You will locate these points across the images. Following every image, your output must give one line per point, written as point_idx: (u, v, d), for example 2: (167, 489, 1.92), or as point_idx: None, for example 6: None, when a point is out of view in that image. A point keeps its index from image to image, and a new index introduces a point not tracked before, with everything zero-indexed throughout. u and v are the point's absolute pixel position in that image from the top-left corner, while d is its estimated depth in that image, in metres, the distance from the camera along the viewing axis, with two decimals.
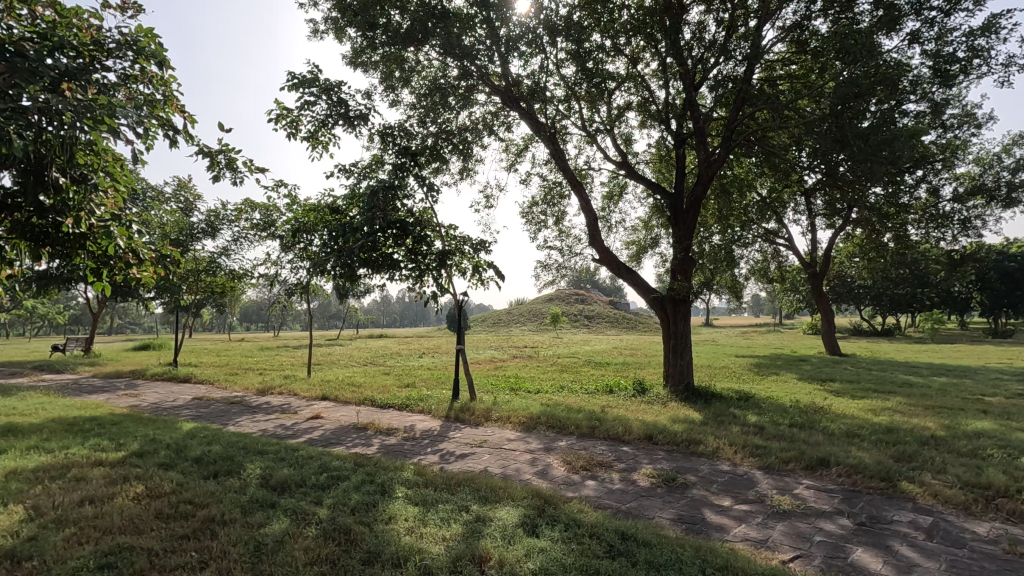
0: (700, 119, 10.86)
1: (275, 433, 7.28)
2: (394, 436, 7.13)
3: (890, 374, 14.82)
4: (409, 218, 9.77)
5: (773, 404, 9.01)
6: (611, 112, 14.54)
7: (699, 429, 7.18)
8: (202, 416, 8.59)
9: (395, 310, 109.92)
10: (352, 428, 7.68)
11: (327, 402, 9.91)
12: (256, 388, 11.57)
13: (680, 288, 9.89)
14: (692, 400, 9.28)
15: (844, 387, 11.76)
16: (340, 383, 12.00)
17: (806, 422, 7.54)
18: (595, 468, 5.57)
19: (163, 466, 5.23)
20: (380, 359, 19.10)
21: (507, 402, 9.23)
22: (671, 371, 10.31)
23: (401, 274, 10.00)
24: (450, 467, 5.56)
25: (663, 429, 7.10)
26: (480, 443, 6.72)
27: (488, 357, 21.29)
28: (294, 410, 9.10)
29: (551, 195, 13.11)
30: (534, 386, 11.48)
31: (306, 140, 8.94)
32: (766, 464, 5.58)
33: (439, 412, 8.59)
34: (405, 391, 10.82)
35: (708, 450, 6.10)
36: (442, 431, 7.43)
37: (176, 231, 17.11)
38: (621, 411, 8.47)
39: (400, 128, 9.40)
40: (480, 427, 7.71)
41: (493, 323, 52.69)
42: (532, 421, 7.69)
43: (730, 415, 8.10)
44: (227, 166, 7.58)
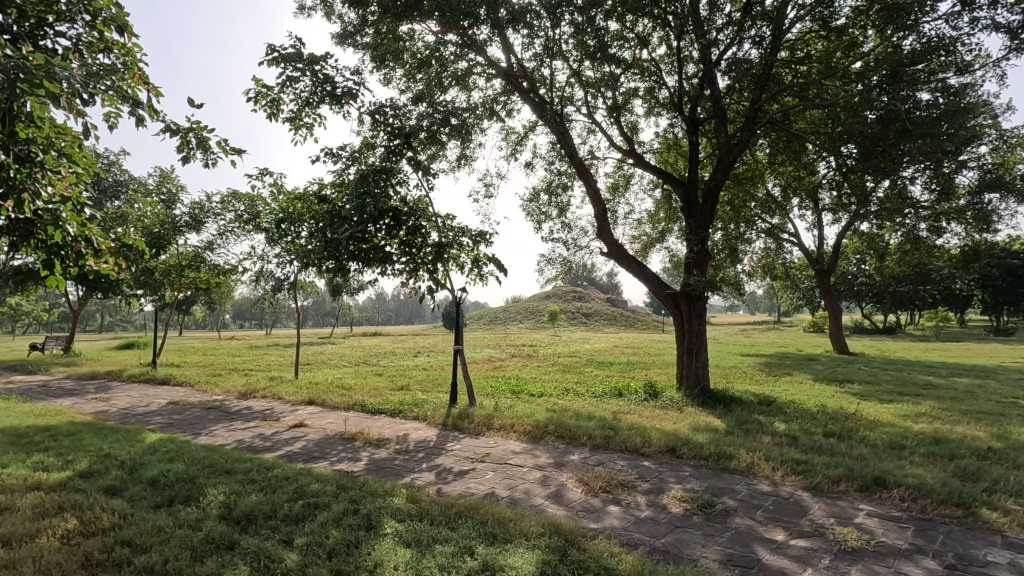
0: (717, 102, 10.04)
1: (252, 445, 6.49)
2: (384, 448, 6.35)
3: (910, 374, 14.09)
4: (403, 207, 8.97)
5: (799, 410, 8.28)
6: (617, 100, 13.79)
7: (727, 439, 6.44)
8: (172, 425, 7.77)
9: (390, 308, 108.94)
10: (338, 438, 6.89)
11: (313, 407, 9.11)
12: (239, 391, 10.75)
13: (696, 283, 9.13)
14: (711, 405, 8.53)
15: (869, 390, 11.00)
16: (330, 385, 11.19)
17: (842, 431, 6.81)
18: (617, 489, 4.82)
19: (111, 491, 4.43)
20: (373, 359, 18.25)
21: (509, 407, 8.46)
22: (685, 373, 9.58)
23: (394, 268, 9.21)
24: (449, 490, 4.79)
25: (686, 440, 6.34)
26: (482, 457, 5.95)
27: (485, 356, 20.45)
28: (276, 417, 8.30)
29: (554, 185, 12.36)
30: (537, 389, 10.71)
31: (288, 122, 8.12)
32: (814, 485, 4.83)
33: (437, 418, 7.82)
34: (399, 394, 10.02)
35: (743, 467, 5.35)
36: (439, 442, 6.67)
37: (156, 224, 16.24)
38: (635, 418, 7.71)
39: (394, 108, 8.55)
40: (482, 437, 6.93)
41: (490, 321, 51.86)
42: (539, 431, 6.92)
43: (756, 423, 7.36)
44: (199, 146, 6.85)
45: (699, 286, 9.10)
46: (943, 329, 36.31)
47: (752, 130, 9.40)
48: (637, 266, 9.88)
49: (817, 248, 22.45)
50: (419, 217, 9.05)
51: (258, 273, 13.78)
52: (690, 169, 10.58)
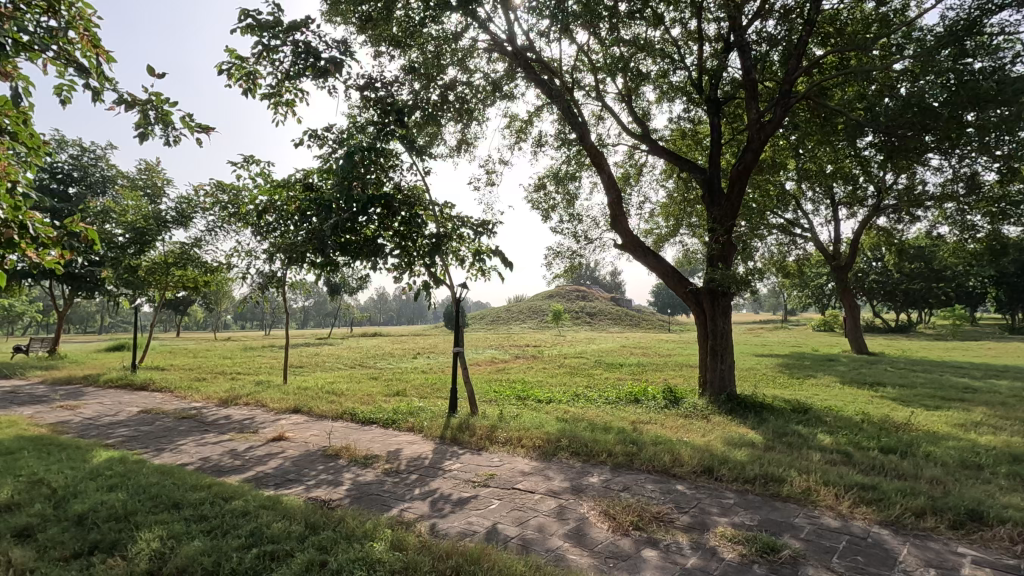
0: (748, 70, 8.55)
1: (218, 465, 5.60)
2: (372, 469, 5.45)
3: (942, 376, 13.21)
4: (397, 194, 8.09)
5: (841, 420, 7.38)
6: (627, 84, 12.94)
7: (770, 456, 5.55)
8: (136, 438, 6.88)
9: (392, 308, 108.14)
10: (320, 455, 6.01)
11: (298, 417, 8.22)
12: (220, 398, 9.87)
13: (721, 278, 8.21)
14: (740, 414, 7.63)
15: (907, 394, 10.10)
16: (320, 391, 10.31)
17: (901, 446, 5.91)
18: (651, 526, 3.93)
19: (24, 534, 3.55)
20: (370, 361, 17.37)
21: (515, 416, 7.58)
22: (709, 378, 8.69)
23: (387, 264, 8.34)
24: (445, 527, 3.90)
25: (724, 458, 5.44)
26: (485, 480, 5.06)
27: (487, 357, 19.56)
28: (255, 428, 7.43)
29: (560, 175, 11.51)
30: (545, 394, 9.82)
31: (267, 98, 7.22)
32: (893, 520, 3.94)
33: (434, 430, 6.94)
34: (393, 401, 9.14)
35: (798, 494, 4.46)
36: (435, 461, 5.77)
37: (141, 220, 15.24)
38: (658, 430, 6.81)
39: (387, 83, 7.64)
40: (484, 454, 6.04)
41: (492, 321, 50.84)
42: (551, 446, 6.03)
43: (797, 436, 6.47)
44: (160, 123, 5.91)
45: (725, 281, 8.23)
46: (957, 328, 35.42)
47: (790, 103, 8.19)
48: (655, 259, 8.96)
49: (833, 244, 21.52)
50: (412, 206, 8.13)
51: (246, 271, 12.84)
52: (712, 153, 9.71)
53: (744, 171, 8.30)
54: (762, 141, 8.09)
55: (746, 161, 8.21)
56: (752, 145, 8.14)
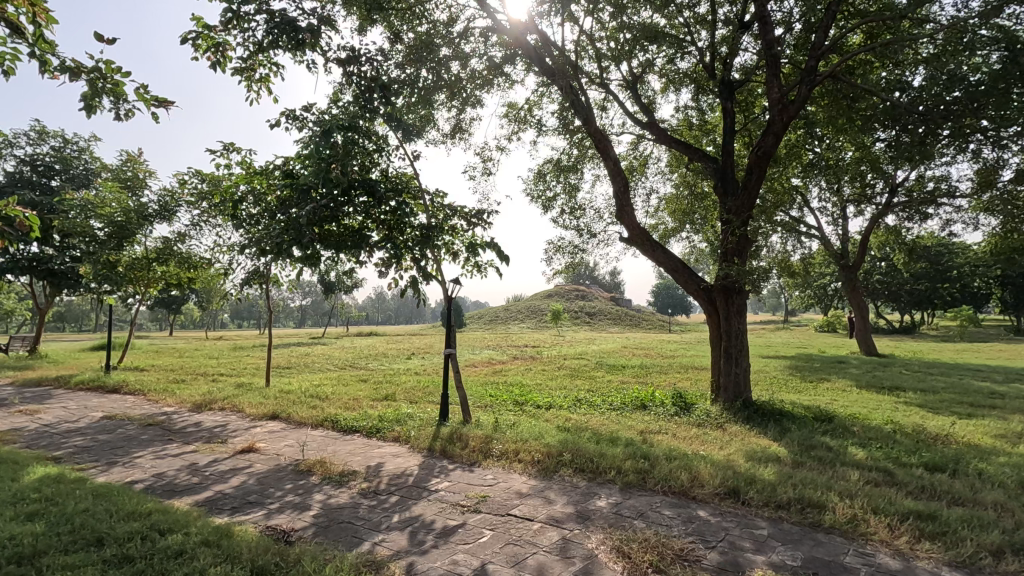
0: (772, 42, 7.45)
1: (172, 484, 4.91)
2: (346, 489, 4.76)
3: (963, 380, 12.55)
4: (384, 180, 7.40)
5: (869, 429, 6.72)
6: (632, 72, 12.29)
7: (801, 474, 4.87)
8: (89, 449, 6.17)
9: (390, 307, 107.37)
10: (290, 471, 5.32)
11: (275, 424, 7.54)
12: (195, 402, 9.18)
13: (735, 273, 7.53)
14: (758, 423, 6.95)
15: (934, 400, 9.43)
16: (303, 394, 9.63)
17: (947, 462, 5.24)
18: (674, 567, 3.24)
19: None
20: (362, 361, 16.68)
21: (512, 425, 6.88)
22: (722, 382, 8.01)
23: (371, 257, 7.63)
24: (425, 569, 3.21)
25: (749, 476, 4.76)
26: (475, 504, 4.37)
27: (484, 358, 18.85)
28: (224, 437, 6.73)
29: (561, 166, 10.86)
30: (544, 399, 9.15)
31: (238, 73, 6.56)
32: (966, 561, 3.27)
33: (422, 442, 6.24)
34: (381, 406, 8.45)
35: (843, 524, 3.79)
36: (419, 479, 5.07)
37: (120, 213, 14.47)
38: (671, 442, 6.12)
39: (373, 57, 6.93)
40: (476, 470, 5.35)
41: (489, 321, 50.12)
42: (551, 461, 5.35)
43: (826, 449, 5.80)
44: (112, 95, 5.16)
45: (737, 275, 7.56)
46: (965, 329, 34.78)
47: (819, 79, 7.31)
48: (664, 253, 8.31)
49: (842, 243, 20.85)
50: (402, 192, 7.42)
51: (228, 267, 12.11)
52: (724, 140, 9.10)
53: (764, 156, 7.62)
54: (784, 123, 7.42)
55: (766, 145, 7.53)
56: (773, 127, 7.47)
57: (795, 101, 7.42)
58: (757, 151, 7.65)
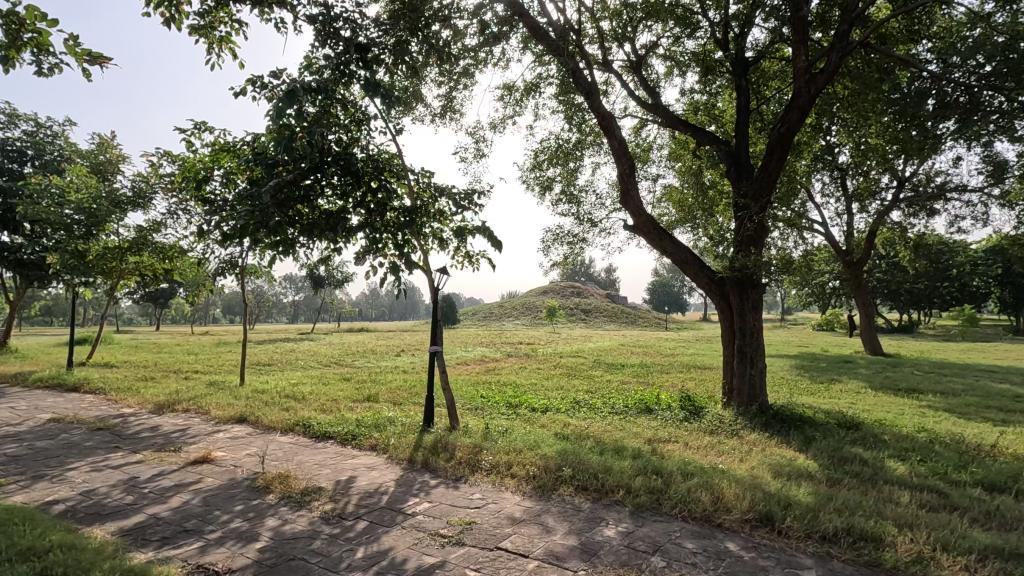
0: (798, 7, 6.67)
1: (101, 504, 4.15)
2: (305, 512, 4.00)
3: (981, 382, 11.92)
4: (362, 158, 6.61)
5: (903, 439, 6.03)
6: (635, 53, 11.56)
7: (842, 495, 4.16)
8: (19, 458, 5.39)
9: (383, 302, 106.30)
10: (245, 487, 4.58)
11: (240, 429, 6.77)
12: (158, 402, 8.36)
13: (753, 264, 6.80)
14: (779, 432, 6.24)
15: (958, 404, 8.78)
16: (277, 395, 8.84)
17: (1003, 481, 4.56)
18: None
19: None
20: (348, 358, 15.88)
21: (505, 432, 6.15)
22: (734, 385, 7.32)
23: (348, 243, 6.85)
24: None
25: (784, 499, 4.03)
26: (458, 534, 3.63)
27: (477, 356, 18.08)
28: (179, 444, 5.95)
29: (559, 151, 10.13)
30: (540, 401, 8.40)
31: (195, 32, 5.78)
32: None
33: (401, 452, 5.49)
34: (360, 409, 7.69)
35: (909, 566, 3.08)
36: (394, 499, 4.33)
37: (90, 200, 13.49)
38: (685, 454, 5.39)
39: (352, 18, 6.15)
40: (461, 487, 4.61)
41: (482, 317, 49.22)
42: (549, 478, 4.62)
43: (861, 463, 5.09)
44: (39, 51, 4.42)
45: (750, 266, 6.88)
46: (966, 328, 34.26)
47: (852, 48, 6.52)
48: (671, 242, 7.59)
49: (847, 239, 20.21)
50: (383, 171, 6.67)
51: (203, 257, 11.26)
52: (737, 121, 8.44)
53: (786, 134, 6.86)
54: (810, 96, 6.66)
55: (790, 120, 6.77)
56: (798, 101, 6.71)
57: (823, 71, 6.66)
58: (780, 127, 6.89)
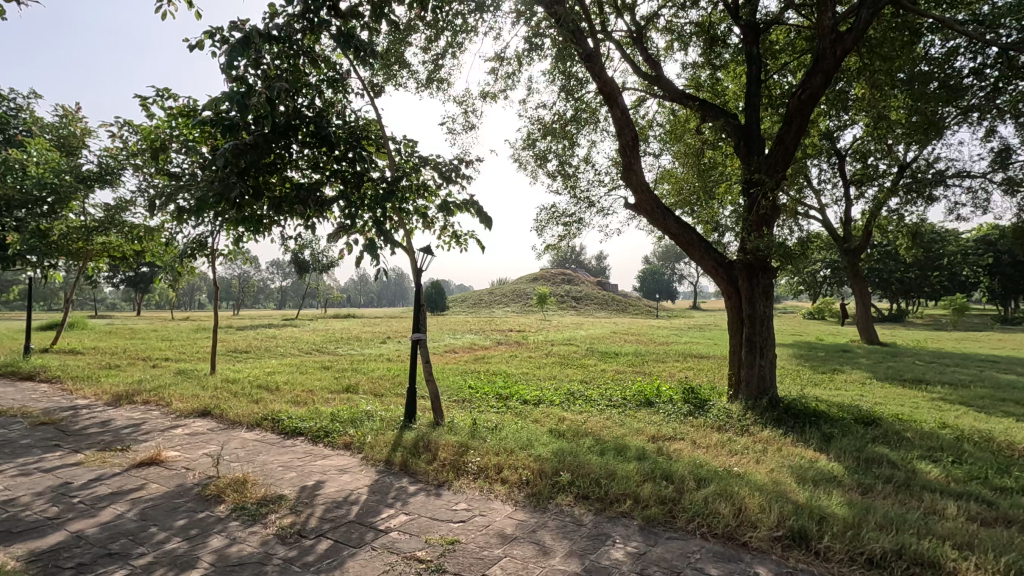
0: None
1: (15, 519, 3.50)
2: (258, 530, 3.39)
3: (987, 372, 11.56)
4: (337, 124, 5.89)
5: (928, 436, 5.54)
6: (635, 23, 10.85)
7: (881, 506, 3.63)
8: None
9: (371, 289, 105.17)
10: (194, 495, 3.95)
11: (201, 424, 6.12)
12: (116, 393, 7.67)
13: (768, 245, 6.22)
14: (793, 429, 5.72)
15: (971, 396, 8.35)
16: (248, 385, 8.18)
17: None
18: None
19: None
20: (331, 346, 15.20)
21: (495, 428, 5.57)
22: (742, 376, 6.81)
23: (322, 219, 6.16)
24: None
25: (817, 511, 3.49)
26: (439, 557, 3.05)
27: (465, 343, 17.49)
28: (128, 443, 5.29)
29: (555, 126, 9.46)
30: (532, 392, 7.83)
31: None
32: None
33: (378, 452, 4.89)
34: (337, 402, 7.07)
35: None
36: (365, 510, 3.73)
37: (51, 175, 12.26)
38: (695, 456, 4.83)
39: None
40: (444, 495, 4.02)
41: (472, 304, 48.57)
42: (545, 484, 4.05)
43: (890, 466, 4.58)
44: None
45: (761, 248, 6.32)
46: (957, 318, 34.15)
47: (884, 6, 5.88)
48: (676, 222, 7.01)
49: (844, 226, 19.81)
50: (360, 139, 5.98)
51: (171, 238, 10.45)
52: (747, 93, 7.82)
53: (807, 101, 6.25)
54: (836, 59, 6.03)
55: (812, 86, 6.15)
56: (821, 64, 6.10)
57: (850, 30, 6.02)
58: (800, 94, 6.27)
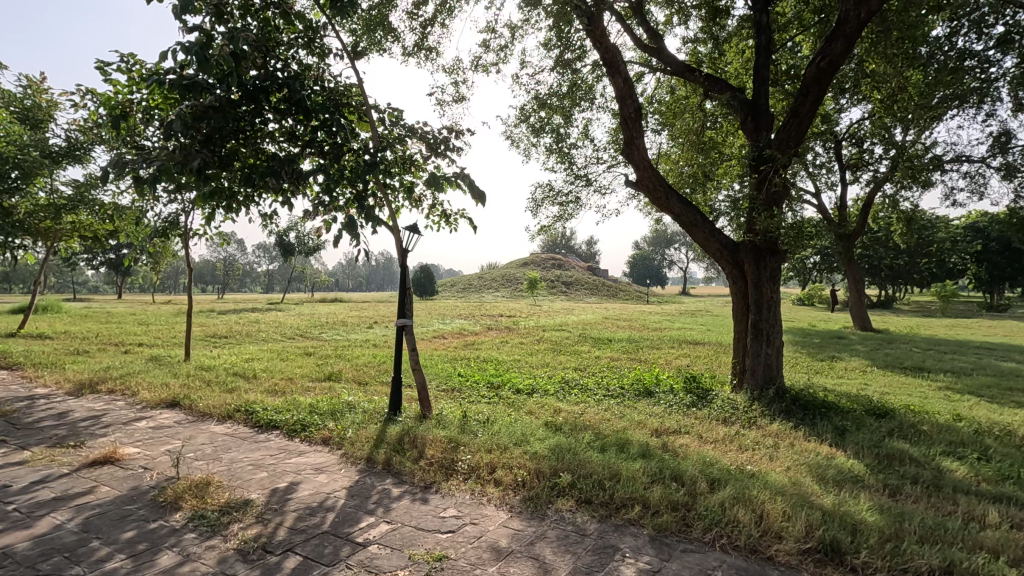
0: None
1: None
2: (216, 545, 2.95)
3: (986, 360, 11.34)
4: (315, 88, 5.35)
5: (945, 430, 5.23)
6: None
7: (916, 512, 3.29)
8: None
9: (360, 273, 104.08)
10: (148, 500, 3.51)
11: (168, 416, 5.66)
12: (79, 381, 7.16)
13: (780, 225, 5.82)
14: (804, 422, 5.38)
15: (976, 385, 8.10)
16: (224, 374, 7.69)
17: None
18: None
19: None
20: (315, 331, 14.67)
21: (487, 421, 5.17)
22: (747, 365, 6.45)
23: (299, 194, 5.64)
24: None
25: (847, 518, 3.13)
26: None
27: (455, 328, 17.07)
28: (83, 438, 4.81)
29: (551, 102, 8.95)
30: (525, 381, 7.46)
31: None
32: None
33: (359, 449, 4.47)
34: (318, 391, 6.63)
35: None
36: (342, 518, 3.32)
37: (15, 149, 11.11)
38: (703, 453, 4.47)
39: None
40: (431, 500, 3.61)
41: (461, 289, 48.05)
42: (544, 488, 3.65)
43: (913, 464, 4.25)
44: None
45: (771, 229, 5.93)
46: (946, 305, 34.21)
47: None
48: (680, 201, 6.59)
49: (840, 211, 19.50)
50: (340, 105, 5.45)
51: (141, 216, 9.77)
52: (756, 64, 7.39)
53: (826, 69, 5.83)
54: (859, 22, 5.60)
55: (833, 52, 5.72)
56: (843, 28, 5.67)
57: None
58: (818, 61, 5.84)
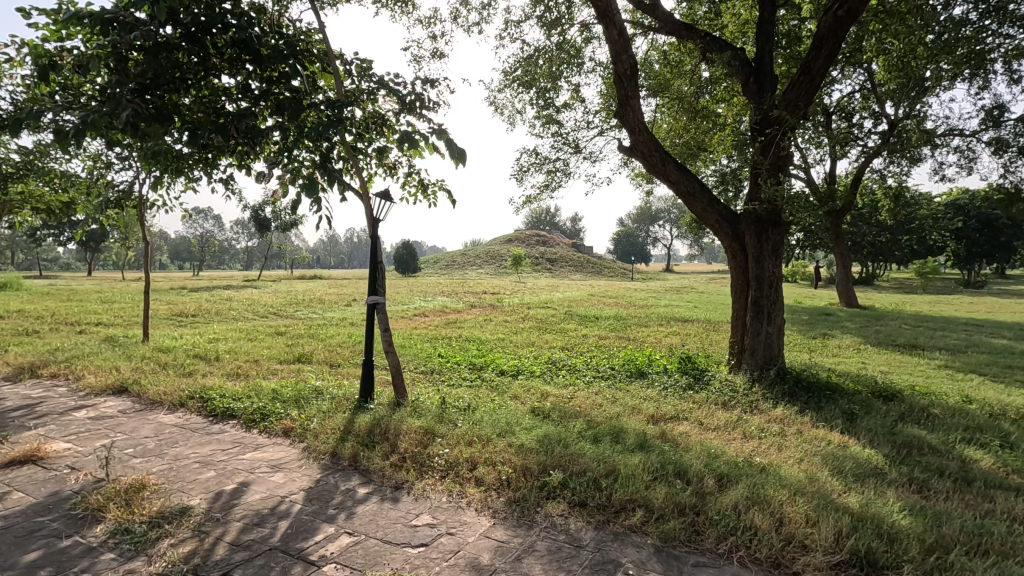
0: None
1: None
2: (136, 569, 2.44)
3: (977, 337, 11.20)
4: (271, 32, 4.67)
5: (959, 413, 4.89)
6: None
7: (952, 514, 2.89)
8: None
9: (342, 249, 102.42)
10: (65, 509, 2.97)
11: (112, 405, 5.07)
12: (19, 365, 6.50)
13: (789, 193, 5.36)
14: (809, 407, 5.01)
15: (976, 364, 7.84)
16: (182, 356, 7.08)
17: None
18: None
19: None
20: (289, 309, 14.00)
21: (468, 408, 4.70)
22: (746, 344, 6.08)
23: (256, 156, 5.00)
24: None
25: (880, 523, 2.73)
26: None
27: (437, 306, 16.55)
28: (6, 432, 4.23)
29: (538, 64, 8.29)
30: (509, 362, 6.97)
31: None
32: None
33: (324, 442, 3.97)
34: (284, 375, 6.10)
35: None
36: (297, 529, 2.83)
37: None
38: (706, 443, 4.05)
39: None
40: (402, 503, 3.14)
41: (444, 266, 47.37)
42: (532, 489, 3.19)
43: (931, 453, 3.90)
44: None
45: (776, 198, 5.48)
46: (926, 281, 34.47)
47: None
48: (678, 169, 6.08)
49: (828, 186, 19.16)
50: (301, 54, 4.80)
51: (90, 184, 8.91)
52: (760, 21, 6.85)
53: (844, 19, 5.30)
54: None
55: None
56: None
57: None
58: (836, 10, 5.31)
